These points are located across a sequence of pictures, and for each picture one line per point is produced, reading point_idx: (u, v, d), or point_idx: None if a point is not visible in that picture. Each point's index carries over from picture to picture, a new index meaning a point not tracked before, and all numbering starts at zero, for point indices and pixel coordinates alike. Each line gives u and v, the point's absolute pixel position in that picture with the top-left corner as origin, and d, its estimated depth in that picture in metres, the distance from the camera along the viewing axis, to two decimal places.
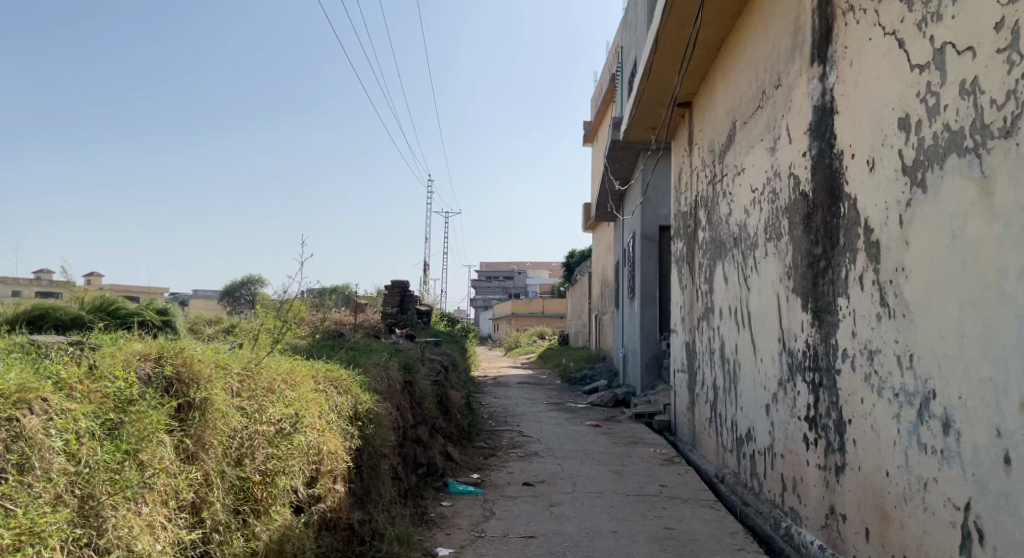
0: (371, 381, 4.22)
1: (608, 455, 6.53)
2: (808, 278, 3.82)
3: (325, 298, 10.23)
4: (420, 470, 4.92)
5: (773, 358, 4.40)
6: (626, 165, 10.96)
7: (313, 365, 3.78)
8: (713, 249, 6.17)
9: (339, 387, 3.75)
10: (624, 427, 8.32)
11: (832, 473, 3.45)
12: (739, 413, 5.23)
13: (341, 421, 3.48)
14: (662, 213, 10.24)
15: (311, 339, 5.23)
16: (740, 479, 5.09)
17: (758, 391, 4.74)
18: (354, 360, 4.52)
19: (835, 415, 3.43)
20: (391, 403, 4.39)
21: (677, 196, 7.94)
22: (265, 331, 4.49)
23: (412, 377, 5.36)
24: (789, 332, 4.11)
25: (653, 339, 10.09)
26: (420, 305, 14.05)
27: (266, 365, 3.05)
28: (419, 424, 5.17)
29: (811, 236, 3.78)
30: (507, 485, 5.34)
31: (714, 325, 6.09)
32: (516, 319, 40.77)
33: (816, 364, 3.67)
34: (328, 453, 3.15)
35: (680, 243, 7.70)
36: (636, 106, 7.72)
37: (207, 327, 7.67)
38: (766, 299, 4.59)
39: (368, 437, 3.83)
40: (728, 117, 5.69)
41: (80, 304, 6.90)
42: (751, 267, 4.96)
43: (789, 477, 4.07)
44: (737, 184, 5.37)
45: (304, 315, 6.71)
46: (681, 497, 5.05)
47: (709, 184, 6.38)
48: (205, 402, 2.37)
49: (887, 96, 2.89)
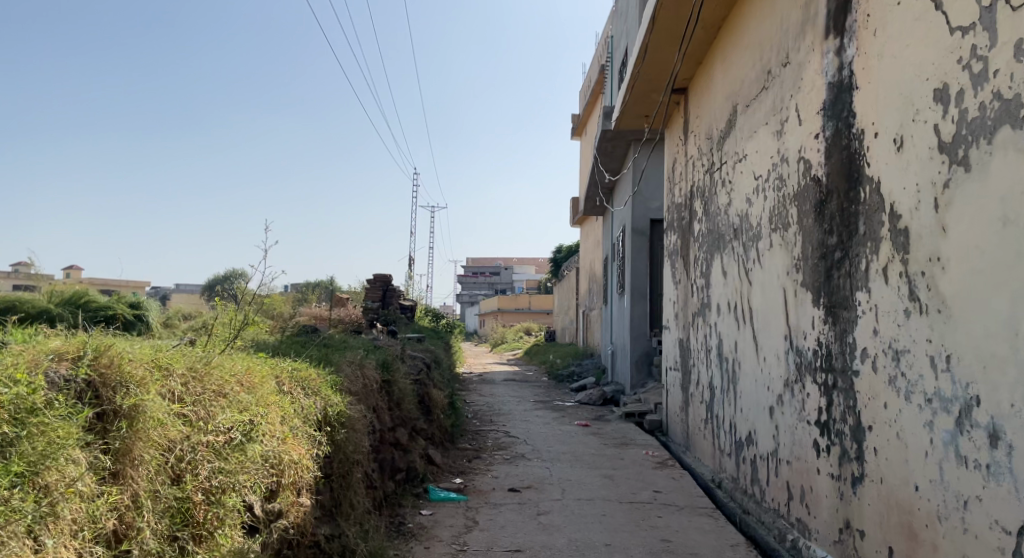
0: (343, 382, 3.85)
1: (598, 458, 6.22)
2: (820, 271, 3.52)
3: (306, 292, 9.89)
4: (399, 477, 4.57)
5: (779, 358, 4.10)
6: (616, 156, 10.66)
7: (280, 366, 3.42)
8: (710, 242, 5.87)
9: (308, 390, 3.39)
10: (613, 427, 8.02)
11: (848, 484, 3.15)
12: (738, 414, 4.94)
13: (307, 426, 3.13)
14: (654, 207, 9.94)
15: (280, 336, 4.83)
16: (740, 485, 4.79)
17: (760, 391, 4.45)
18: (326, 358, 4.15)
19: (851, 420, 3.13)
20: (366, 404, 4.05)
21: (669, 187, 7.66)
22: (225, 327, 4.09)
23: (391, 376, 5.00)
24: (797, 329, 3.81)
25: (643, 335, 9.80)
26: (403, 300, 13.67)
27: (218, 365, 2.69)
28: (397, 426, 4.81)
29: (824, 225, 3.48)
30: (491, 491, 5.01)
31: (711, 322, 5.79)
32: (503, 314, 40.41)
33: (829, 365, 3.37)
34: (291, 463, 2.79)
35: (674, 236, 7.40)
36: (629, 93, 7.39)
37: (179, 321, 7.32)
38: (770, 293, 4.30)
39: (340, 443, 3.48)
40: (727, 101, 5.39)
41: (48, 296, 6.56)
42: (753, 259, 4.66)
43: (796, 485, 3.77)
44: (738, 171, 5.07)
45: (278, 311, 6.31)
46: (677, 504, 4.75)
47: (707, 174, 6.07)
48: (132, 409, 2.01)
49: (921, 65, 2.58)
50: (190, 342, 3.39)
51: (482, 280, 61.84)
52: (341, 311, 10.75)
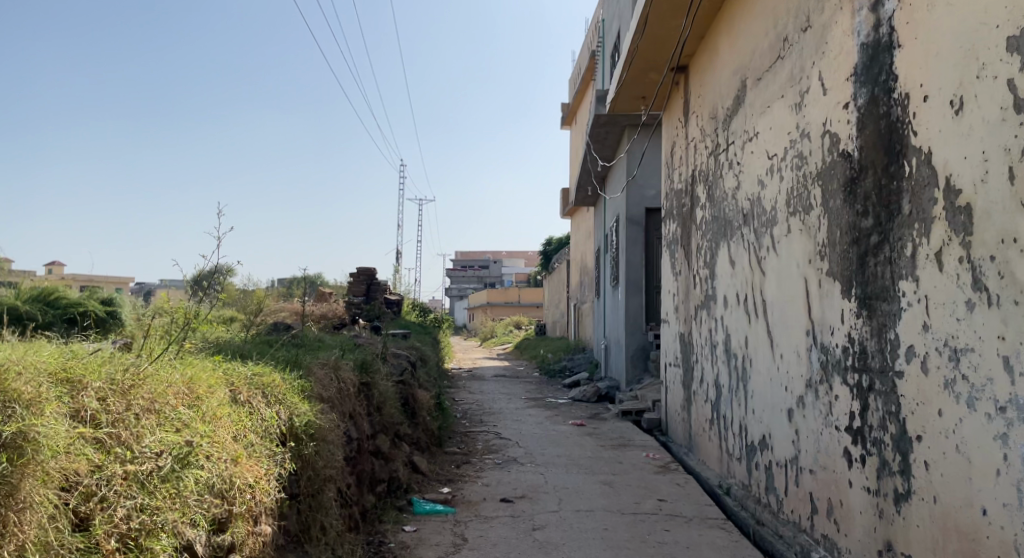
0: (314, 387, 3.39)
1: (596, 462, 5.81)
2: (852, 259, 3.12)
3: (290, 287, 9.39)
4: (379, 489, 4.15)
5: (799, 356, 3.71)
6: (609, 143, 10.25)
7: (238, 372, 2.97)
8: (716, 229, 5.47)
9: (270, 399, 2.94)
10: (609, 426, 7.64)
11: (889, 501, 2.77)
12: (749, 416, 4.55)
13: (266, 442, 2.68)
14: (649, 195, 9.56)
15: (244, 335, 4.35)
16: (751, 492, 4.42)
17: (776, 392, 4.06)
18: (295, 360, 3.69)
19: (892, 427, 2.74)
20: (341, 411, 3.62)
21: (668, 173, 7.24)
22: (175, 326, 3.60)
23: (371, 378, 4.54)
24: (822, 324, 3.42)
25: (640, 329, 9.41)
26: (389, 295, 13.25)
27: (152, 374, 2.24)
28: (378, 433, 4.38)
29: (857, 207, 3.09)
30: (482, 502, 4.59)
31: (716, 316, 5.40)
32: (493, 308, 40.00)
33: (864, 365, 2.98)
34: (246, 489, 2.35)
35: (673, 224, 7.00)
36: (624, 73, 6.96)
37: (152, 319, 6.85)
38: (787, 284, 3.90)
39: (310, 457, 3.04)
40: (734, 77, 4.99)
41: (16, 293, 6.12)
42: (767, 247, 4.26)
43: (822, 498, 3.38)
44: (749, 152, 4.66)
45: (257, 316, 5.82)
46: (684, 516, 4.35)
47: (710, 157, 5.68)
48: (16, 437, 1.56)
49: (988, 9, 2.18)
50: (124, 346, 2.91)
51: (473, 274, 61.17)
52: (323, 306, 10.31)
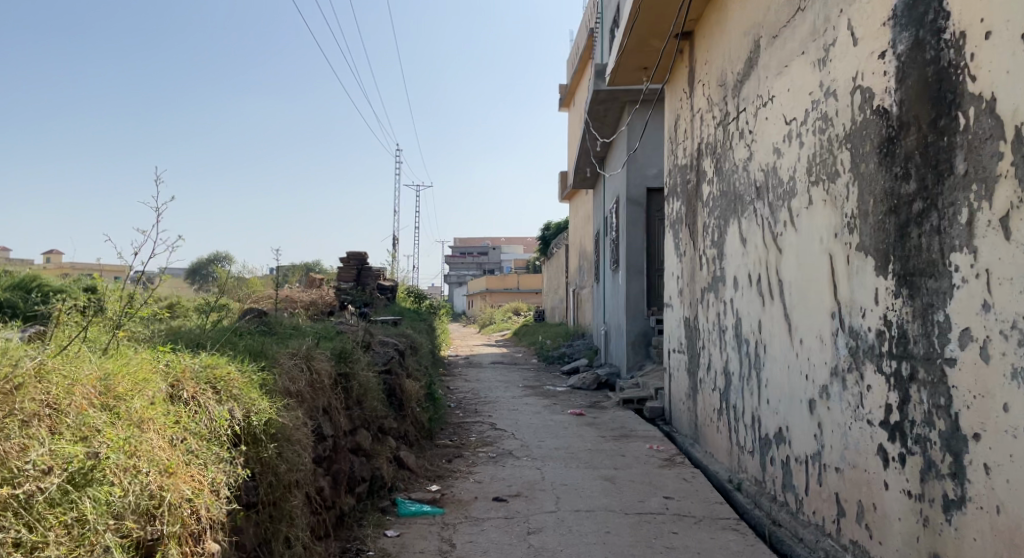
0: (278, 380, 3.00)
1: (596, 455, 5.46)
2: (889, 231, 2.74)
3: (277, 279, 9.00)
4: (358, 490, 3.78)
5: (823, 342, 3.33)
6: (608, 120, 9.82)
7: (186, 365, 2.58)
8: (724, 205, 5.07)
9: (222, 396, 2.55)
10: (610, 416, 7.28)
11: (936, 509, 2.40)
12: (763, 406, 4.18)
13: (213, 446, 2.29)
14: (650, 174, 9.14)
15: (206, 321, 3.93)
16: (766, 489, 4.07)
17: (795, 381, 3.68)
18: (260, 349, 3.29)
19: (941, 424, 2.37)
20: (312, 406, 3.24)
21: (671, 148, 6.84)
22: (117, 310, 3.18)
23: (349, 368, 4.13)
24: (852, 305, 3.04)
25: (641, 314, 9.04)
26: (383, 281, 12.91)
27: (51, 373, 1.90)
28: (359, 428, 4.00)
29: (895, 171, 2.70)
30: (473, 501, 4.23)
31: (725, 299, 5.02)
32: (492, 294, 39.67)
33: (905, 351, 2.60)
34: (183, 505, 1.96)
35: (677, 202, 6.59)
36: (624, 40, 6.52)
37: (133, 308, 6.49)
38: (808, 262, 3.52)
39: (272, 461, 2.65)
40: (746, 37, 4.57)
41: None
42: (784, 221, 3.88)
43: (850, 500, 3.01)
44: (762, 119, 4.26)
45: (232, 306, 5.41)
46: (694, 516, 3.98)
47: (718, 128, 5.27)
48: None
49: None
50: (36, 338, 2.49)
51: (472, 260, 60.79)
52: (312, 292, 9.94)
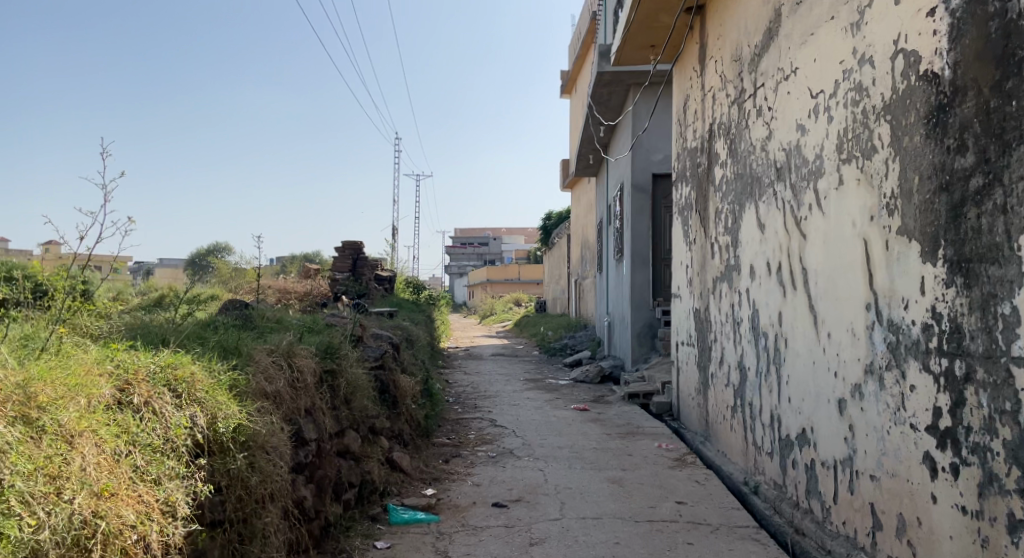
0: (251, 380, 2.68)
1: (602, 454, 5.16)
2: (938, 213, 2.42)
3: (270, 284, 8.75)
4: (346, 497, 3.48)
5: (855, 336, 3.02)
6: (613, 104, 9.47)
7: (141, 364, 2.26)
8: (739, 189, 4.75)
9: (181, 400, 2.24)
10: (615, 411, 6.99)
11: (999, 530, 2.09)
12: (783, 405, 3.88)
13: (169, 460, 1.99)
14: (656, 160, 8.79)
15: (175, 315, 3.60)
16: (787, 494, 3.78)
17: (821, 378, 3.38)
18: (233, 346, 2.97)
19: (1006, 432, 2.06)
20: (292, 407, 2.94)
21: (680, 130, 6.50)
22: (71, 304, 2.87)
23: (336, 365, 3.82)
24: (891, 296, 2.73)
25: (646, 306, 8.73)
26: (382, 271, 12.62)
27: None
28: (347, 430, 3.70)
29: (947, 145, 2.37)
30: (471, 506, 3.93)
31: (740, 289, 4.71)
32: (492, 284, 39.33)
33: (960, 348, 2.29)
34: (125, 534, 1.66)
35: (686, 187, 6.27)
36: (632, 15, 6.15)
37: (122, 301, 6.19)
38: (838, 248, 3.21)
39: (242, 473, 2.33)
40: (767, 5, 4.22)
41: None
42: (810, 204, 3.56)
43: (889, 513, 2.71)
44: (784, 94, 3.93)
45: (210, 304, 5.09)
46: (710, 524, 3.68)
47: (733, 107, 4.93)
48: None
49: None
50: None
51: (472, 251, 60.52)
52: (308, 283, 9.66)
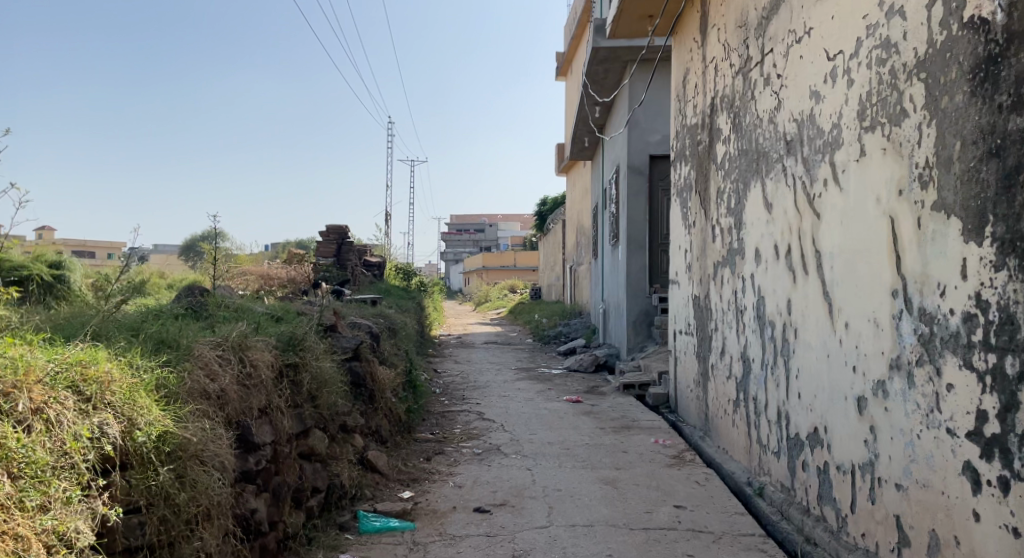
0: (185, 379, 2.32)
1: (595, 451, 4.82)
2: (987, 184, 2.06)
3: (249, 273, 8.42)
4: (309, 504, 3.13)
5: (880, 328, 2.67)
6: (609, 82, 9.06)
7: (37, 362, 1.89)
8: (744, 165, 4.38)
9: (89, 405, 1.88)
10: (609, 403, 6.65)
11: None
12: (792, 401, 3.54)
13: (58, 482, 1.65)
14: (653, 140, 8.41)
15: (112, 304, 3.23)
16: (796, 499, 3.44)
17: (838, 372, 3.03)
18: (171, 339, 2.62)
19: None
20: (239, 408, 2.58)
21: (679, 105, 6.13)
22: None
23: (299, 358, 3.45)
24: (924, 281, 2.37)
25: (643, 292, 8.37)
26: (370, 257, 12.25)
27: None
28: (313, 429, 3.35)
29: (1000, 102, 2.01)
30: (451, 511, 3.59)
31: (744, 275, 4.35)
32: (487, 271, 38.94)
33: (1013, 343, 1.94)
34: None
35: (686, 166, 5.90)
36: None
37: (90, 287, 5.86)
38: (859, 227, 2.85)
39: (167, 489, 1.98)
40: None
41: None
42: (825, 179, 3.19)
43: (919, 528, 2.37)
44: (795, 59, 3.56)
45: (163, 295, 4.70)
46: (713, 533, 3.35)
47: (737, 77, 4.56)
48: None
49: None
50: None
51: (467, 237, 60.14)
52: (291, 269, 9.30)
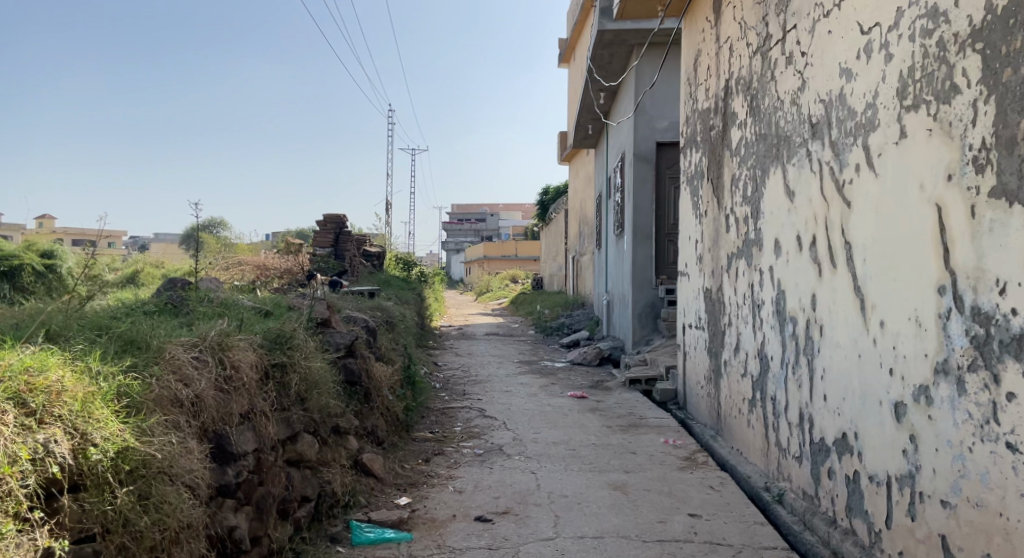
0: (151, 386, 2.08)
1: (602, 451, 4.59)
2: None
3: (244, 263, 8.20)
4: (297, 516, 2.89)
5: (923, 328, 2.42)
6: (614, 66, 8.77)
7: None
8: (762, 151, 4.12)
9: (32, 420, 1.65)
10: (615, 399, 6.42)
11: None
12: (817, 403, 3.29)
13: None
14: (660, 127, 8.13)
15: (83, 300, 2.99)
16: (821, 508, 3.20)
17: (871, 374, 2.78)
18: (141, 340, 2.38)
19: None
20: (215, 414, 2.34)
21: (690, 89, 5.86)
22: None
23: (287, 357, 3.21)
24: (979, 277, 2.12)
25: (648, 284, 8.14)
26: (369, 248, 12.00)
27: None
28: (302, 434, 3.11)
29: None
30: (450, 520, 3.36)
31: (761, 267, 4.10)
32: (488, 261, 38.82)
33: None
34: None
35: (696, 153, 5.64)
36: None
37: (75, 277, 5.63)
38: (897, 217, 2.60)
39: (126, 514, 1.74)
40: None
41: None
42: (856, 164, 2.94)
43: (971, 551, 2.13)
44: (821, 35, 3.30)
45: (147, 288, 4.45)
46: (732, 546, 3.11)
47: (754, 57, 4.29)
48: None
49: None
50: None
51: (468, 228, 60.08)
52: (288, 258, 9.06)
